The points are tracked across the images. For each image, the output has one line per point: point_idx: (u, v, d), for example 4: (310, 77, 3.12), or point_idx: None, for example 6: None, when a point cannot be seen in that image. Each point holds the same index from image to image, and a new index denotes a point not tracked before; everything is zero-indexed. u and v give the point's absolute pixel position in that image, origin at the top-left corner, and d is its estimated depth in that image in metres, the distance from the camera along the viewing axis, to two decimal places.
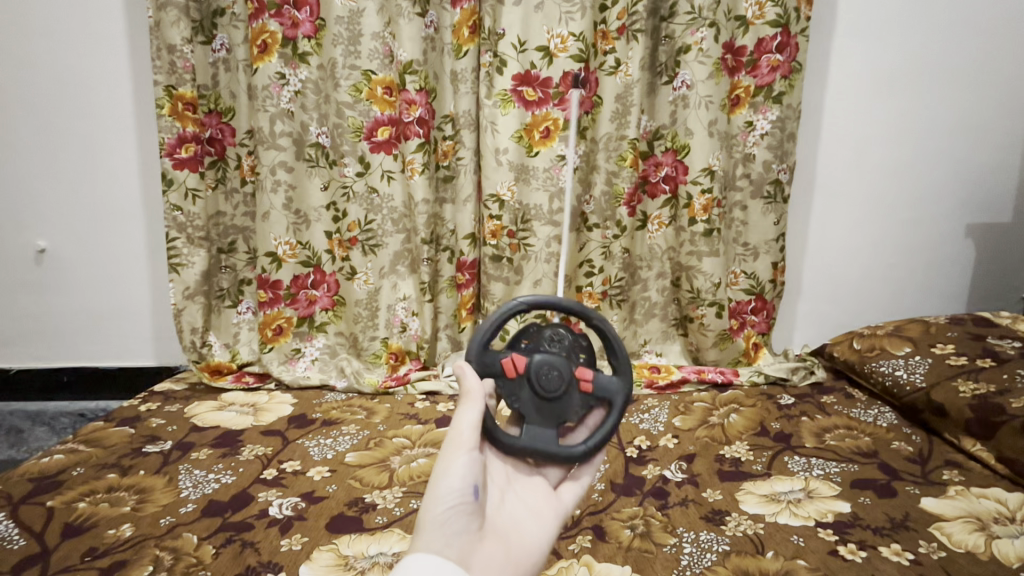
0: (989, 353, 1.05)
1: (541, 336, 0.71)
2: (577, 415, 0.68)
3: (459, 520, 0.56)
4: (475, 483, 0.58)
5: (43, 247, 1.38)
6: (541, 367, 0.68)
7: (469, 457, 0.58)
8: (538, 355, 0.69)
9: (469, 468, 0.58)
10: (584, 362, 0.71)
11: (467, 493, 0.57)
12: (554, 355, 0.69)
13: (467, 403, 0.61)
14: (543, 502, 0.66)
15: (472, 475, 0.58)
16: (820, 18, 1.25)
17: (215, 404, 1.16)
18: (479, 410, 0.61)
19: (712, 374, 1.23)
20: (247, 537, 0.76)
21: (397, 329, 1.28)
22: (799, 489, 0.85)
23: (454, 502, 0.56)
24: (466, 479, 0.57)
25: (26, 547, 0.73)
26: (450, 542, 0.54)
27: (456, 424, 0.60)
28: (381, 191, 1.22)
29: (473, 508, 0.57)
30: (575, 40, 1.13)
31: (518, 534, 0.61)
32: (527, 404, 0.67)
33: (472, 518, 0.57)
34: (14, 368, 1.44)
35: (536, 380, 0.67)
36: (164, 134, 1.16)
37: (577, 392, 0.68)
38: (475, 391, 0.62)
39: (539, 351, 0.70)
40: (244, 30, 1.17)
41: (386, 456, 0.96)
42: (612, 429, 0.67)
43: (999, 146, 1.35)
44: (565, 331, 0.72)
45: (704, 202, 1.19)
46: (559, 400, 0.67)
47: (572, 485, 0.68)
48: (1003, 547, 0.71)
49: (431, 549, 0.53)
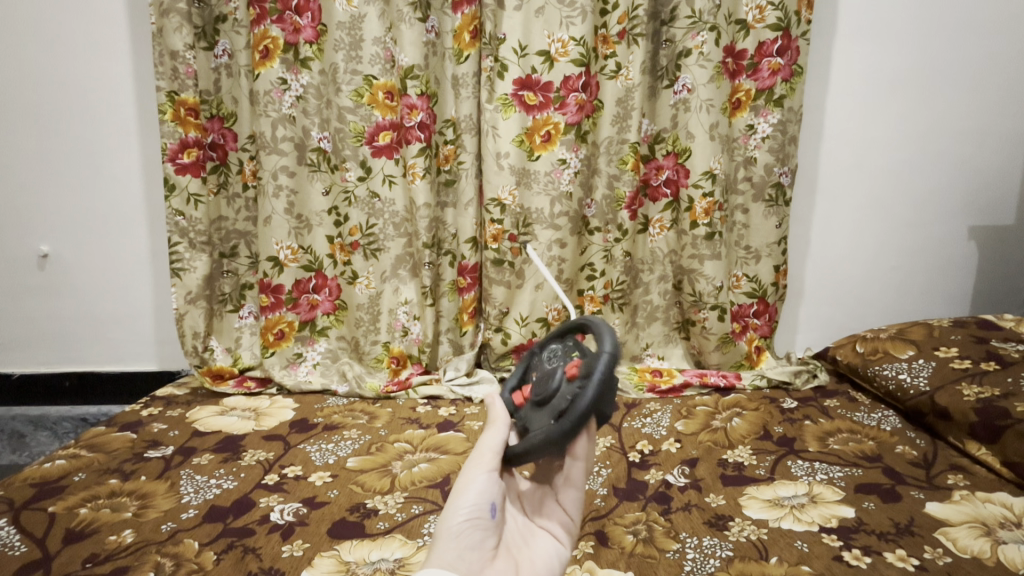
0: (993, 356, 1.04)
1: (540, 361, 0.67)
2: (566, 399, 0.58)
3: (473, 540, 0.56)
4: (491, 501, 0.58)
5: (45, 252, 1.38)
6: (537, 381, 0.64)
7: (489, 472, 0.58)
8: (538, 374, 0.66)
9: (487, 489, 0.58)
10: (578, 356, 0.63)
11: (483, 509, 0.57)
12: (546, 366, 0.65)
13: (491, 427, 0.61)
14: (552, 516, 0.66)
15: (489, 495, 0.58)
16: (821, 21, 1.25)
17: (216, 409, 1.16)
18: (503, 435, 0.61)
19: (714, 378, 1.23)
20: (249, 542, 0.75)
21: (398, 333, 1.28)
22: (803, 494, 0.84)
23: (469, 521, 0.56)
24: (483, 496, 0.57)
25: (27, 553, 0.73)
26: (463, 554, 0.54)
27: (479, 445, 0.60)
28: (382, 196, 1.22)
29: (489, 524, 0.57)
30: (575, 45, 1.13)
31: (530, 550, 0.62)
32: (529, 417, 0.62)
33: (488, 535, 0.57)
34: (17, 372, 1.45)
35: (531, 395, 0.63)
36: (166, 140, 1.16)
37: (566, 380, 0.60)
38: (501, 417, 0.62)
39: (538, 371, 0.66)
40: (247, 36, 1.18)
41: (388, 461, 0.96)
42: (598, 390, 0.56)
43: (1000, 148, 1.34)
44: (558, 346, 0.68)
45: (705, 205, 1.19)
46: (551, 398, 0.60)
47: (571, 491, 0.66)
48: (1009, 552, 0.71)
49: (442, 564, 0.53)
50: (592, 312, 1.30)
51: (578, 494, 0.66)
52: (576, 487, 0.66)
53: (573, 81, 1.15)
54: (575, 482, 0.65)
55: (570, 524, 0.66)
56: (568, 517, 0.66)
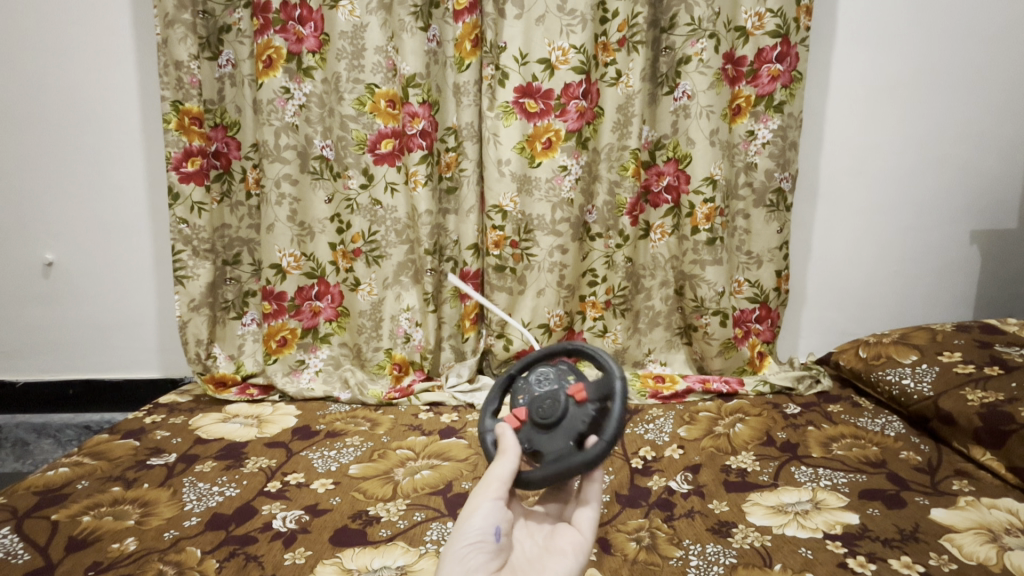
0: (997, 360, 1.03)
1: (528, 384, 0.69)
2: (582, 422, 0.62)
3: (481, 559, 0.54)
4: (497, 525, 0.56)
5: (50, 260, 1.39)
6: (542, 404, 0.65)
7: (493, 499, 0.57)
8: (530, 397, 0.67)
9: (492, 511, 0.57)
10: (574, 379, 0.67)
11: (487, 531, 0.55)
12: (544, 391, 0.67)
13: (502, 458, 0.61)
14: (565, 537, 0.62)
15: (494, 517, 0.56)
16: (820, 27, 1.26)
17: (219, 416, 1.16)
18: (512, 466, 0.60)
19: (717, 384, 1.22)
20: (252, 550, 0.75)
21: (400, 339, 1.28)
22: (807, 500, 0.84)
23: (475, 539, 0.54)
24: (488, 518, 0.56)
25: (30, 562, 0.73)
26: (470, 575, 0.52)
27: (489, 474, 0.60)
28: (384, 204, 1.22)
29: (494, 546, 0.55)
30: (575, 52, 1.14)
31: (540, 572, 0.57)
32: (535, 441, 0.63)
33: (493, 560, 0.55)
34: (21, 381, 1.45)
35: (536, 416, 0.64)
36: (170, 148, 1.17)
37: (576, 404, 0.64)
38: (512, 448, 0.61)
39: (528, 394, 0.68)
40: (250, 45, 1.19)
41: (390, 468, 0.96)
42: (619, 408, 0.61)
43: (1000, 154, 1.34)
44: (550, 368, 0.70)
45: (706, 210, 1.19)
46: (562, 420, 0.63)
47: (584, 511, 0.63)
48: (1016, 558, 0.70)
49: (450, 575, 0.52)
50: (594, 318, 1.31)
51: (592, 515, 0.63)
52: (589, 508, 0.64)
53: (574, 89, 1.16)
54: (589, 502, 0.64)
55: (583, 545, 0.61)
56: (581, 538, 0.61)
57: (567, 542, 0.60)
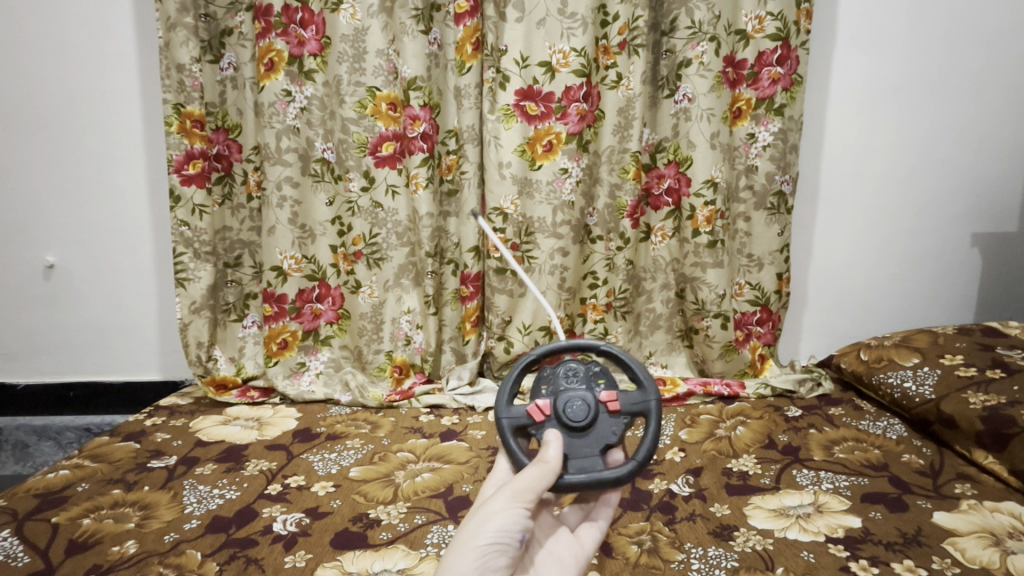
0: (998, 364, 1.03)
1: (556, 375, 0.69)
2: (613, 433, 0.65)
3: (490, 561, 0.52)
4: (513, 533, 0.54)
5: (51, 262, 1.39)
6: (573, 404, 0.65)
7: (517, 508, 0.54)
8: (557, 390, 0.67)
9: (513, 519, 0.54)
10: (605, 386, 0.68)
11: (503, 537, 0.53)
12: (573, 389, 0.67)
13: (539, 468, 0.57)
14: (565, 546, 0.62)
15: (514, 525, 0.54)
16: (819, 31, 1.26)
17: (220, 418, 1.16)
18: (546, 482, 0.57)
19: (718, 387, 1.22)
20: (252, 553, 0.75)
21: (401, 342, 1.28)
22: (808, 504, 0.84)
23: (490, 541, 0.52)
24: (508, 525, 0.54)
25: (30, 564, 0.73)
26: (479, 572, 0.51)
27: (519, 479, 0.56)
28: (386, 206, 1.23)
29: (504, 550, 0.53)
30: (576, 56, 1.14)
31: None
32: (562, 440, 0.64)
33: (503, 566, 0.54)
34: (22, 383, 1.45)
35: (566, 416, 0.64)
36: (173, 151, 1.17)
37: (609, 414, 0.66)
38: (553, 463, 0.58)
39: (555, 387, 0.68)
40: (251, 49, 1.20)
41: (390, 471, 0.96)
42: (653, 432, 0.65)
43: (999, 157, 1.34)
44: (577, 364, 0.70)
45: (706, 213, 1.19)
46: (592, 427, 0.64)
47: (590, 528, 0.64)
48: (1018, 562, 0.70)
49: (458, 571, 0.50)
50: (595, 321, 1.31)
51: (597, 532, 0.64)
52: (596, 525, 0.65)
53: (574, 92, 1.16)
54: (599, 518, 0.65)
55: (582, 557, 0.62)
56: (581, 551, 0.62)
57: (567, 552, 0.61)
